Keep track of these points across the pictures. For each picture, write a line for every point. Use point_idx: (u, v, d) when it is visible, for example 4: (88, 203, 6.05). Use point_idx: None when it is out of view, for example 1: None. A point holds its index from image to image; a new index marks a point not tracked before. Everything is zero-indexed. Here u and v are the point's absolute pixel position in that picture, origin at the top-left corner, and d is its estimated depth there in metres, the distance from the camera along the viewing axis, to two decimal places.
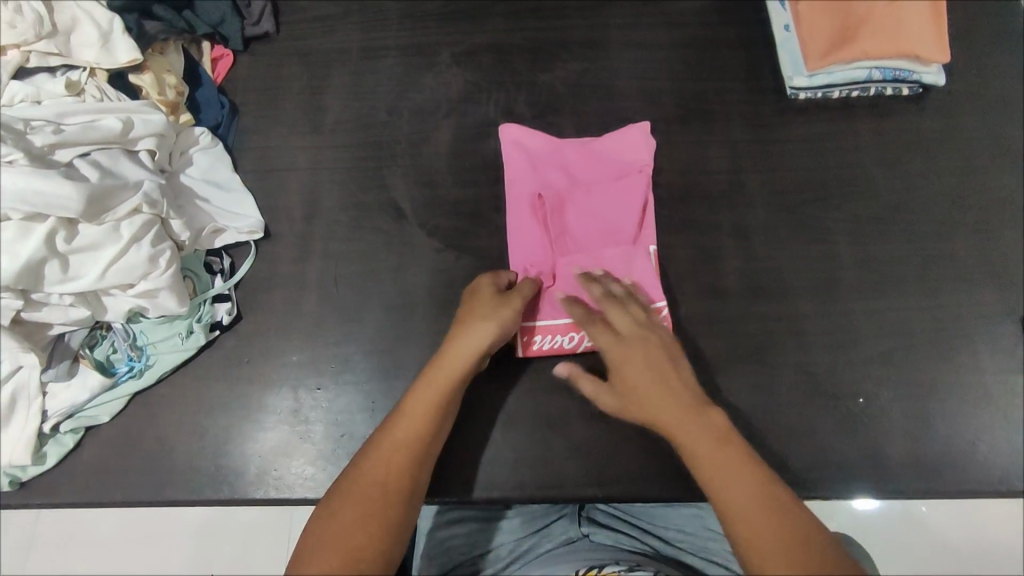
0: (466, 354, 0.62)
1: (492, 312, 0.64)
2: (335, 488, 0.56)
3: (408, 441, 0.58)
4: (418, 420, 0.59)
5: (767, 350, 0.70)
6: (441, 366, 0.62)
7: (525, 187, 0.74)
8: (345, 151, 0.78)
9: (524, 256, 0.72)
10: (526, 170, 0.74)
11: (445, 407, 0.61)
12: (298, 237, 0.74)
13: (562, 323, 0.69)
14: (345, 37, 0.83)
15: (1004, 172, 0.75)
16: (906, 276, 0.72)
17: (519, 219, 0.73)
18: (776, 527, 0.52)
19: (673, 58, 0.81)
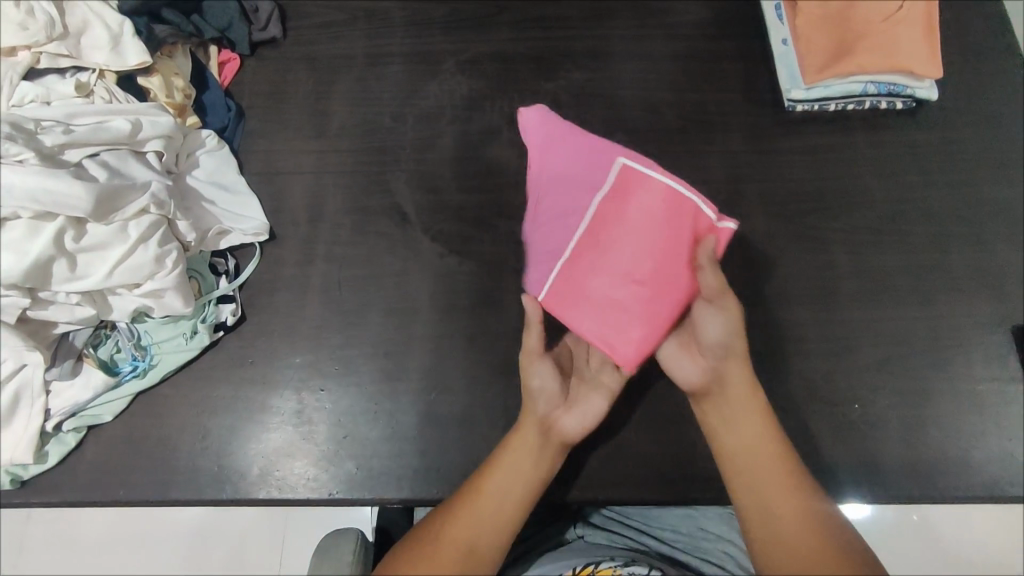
0: (528, 426, 0.62)
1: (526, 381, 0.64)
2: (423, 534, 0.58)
3: (482, 517, 0.58)
4: (498, 490, 0.59)
5: (764, 356, 0.71)
6: (518, 445, 0.61)
7: (578, 156, 0.69)
8: (351, 156, 0.79)
9: (631, 185, 0.62)
10: (559, 150, 0.71)
11: (523, 488, 0.60)
12: (303, 240, 0.75)
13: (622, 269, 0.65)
14: (351, 43, 0.84)
15: (993, 185, 0.77)
16: (900, 285, 0.73)
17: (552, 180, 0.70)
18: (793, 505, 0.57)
19: (673, 70, 0.83)
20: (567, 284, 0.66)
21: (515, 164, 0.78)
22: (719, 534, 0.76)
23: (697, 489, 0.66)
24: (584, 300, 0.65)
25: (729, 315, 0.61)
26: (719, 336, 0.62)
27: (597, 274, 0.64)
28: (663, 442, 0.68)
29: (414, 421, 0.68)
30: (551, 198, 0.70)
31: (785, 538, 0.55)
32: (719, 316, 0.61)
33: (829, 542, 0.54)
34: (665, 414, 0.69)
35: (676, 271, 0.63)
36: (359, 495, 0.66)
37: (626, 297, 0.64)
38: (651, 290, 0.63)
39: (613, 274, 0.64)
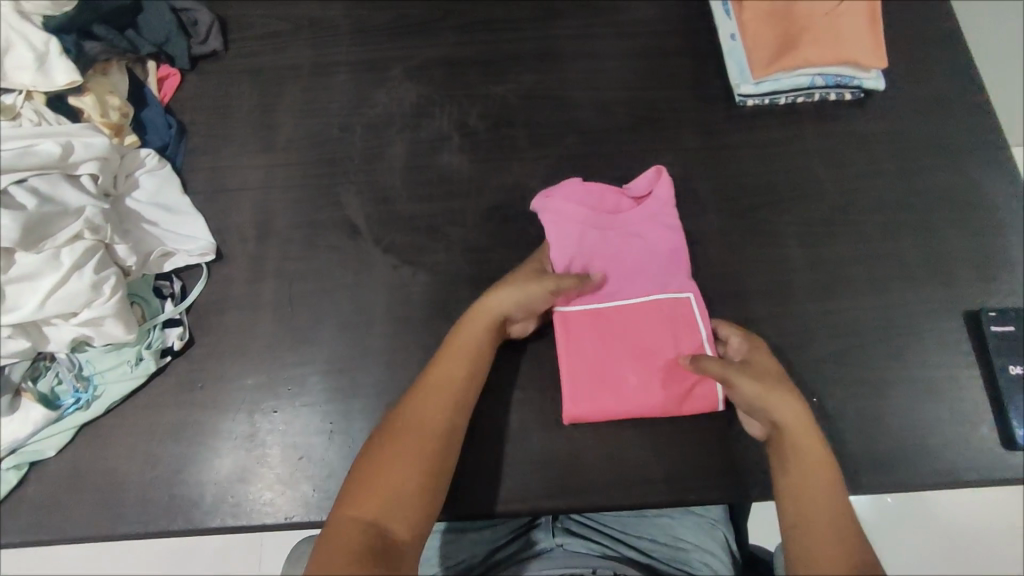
0: (494, 306, 0.64)
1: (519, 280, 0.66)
2: (393, 420, 0.60)
3: (444, 394, 0.61)
4: (459, 367, 0.62)
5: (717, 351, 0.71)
6: (477, 324, 0.64)
7: (665, 243, 0.72)
8: (298, 168, 0.77)
9: (688, 322, 0.69)
10: (653, 215, 0.73)
11: (477, 363, 0.63)
12: (251, 258, 0.73)
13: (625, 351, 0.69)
14: (295, 53, 0.83)
15: (941, 171, 0.78)
16: (853, 275, 0.73)
17: (617, 227, 0.73)
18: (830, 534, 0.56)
19: (624, 68, 0.83)
20: (578, 327, 0.69)
21: (467, 170, 0.77)
22: (699, 543, 0.77)
23: (659, 491, 0.66)
24: (595, 351, 0.69)
25: (748, 387, 0.62)
26: (755, 400, 0.62)
27: (614, 343, 0.69)
28: (623, 446, 0.68)
29: None
30: (615, 242, 0.72)
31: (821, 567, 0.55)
32: (737, 387, 0.62)
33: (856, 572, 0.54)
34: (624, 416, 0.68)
35: (669, 395, 0.67)
36: (317, 518, 0.64)
37: (624, 380, 0.68)
38: (639, 391, 0.67)
39: (624, 356, 0.69)
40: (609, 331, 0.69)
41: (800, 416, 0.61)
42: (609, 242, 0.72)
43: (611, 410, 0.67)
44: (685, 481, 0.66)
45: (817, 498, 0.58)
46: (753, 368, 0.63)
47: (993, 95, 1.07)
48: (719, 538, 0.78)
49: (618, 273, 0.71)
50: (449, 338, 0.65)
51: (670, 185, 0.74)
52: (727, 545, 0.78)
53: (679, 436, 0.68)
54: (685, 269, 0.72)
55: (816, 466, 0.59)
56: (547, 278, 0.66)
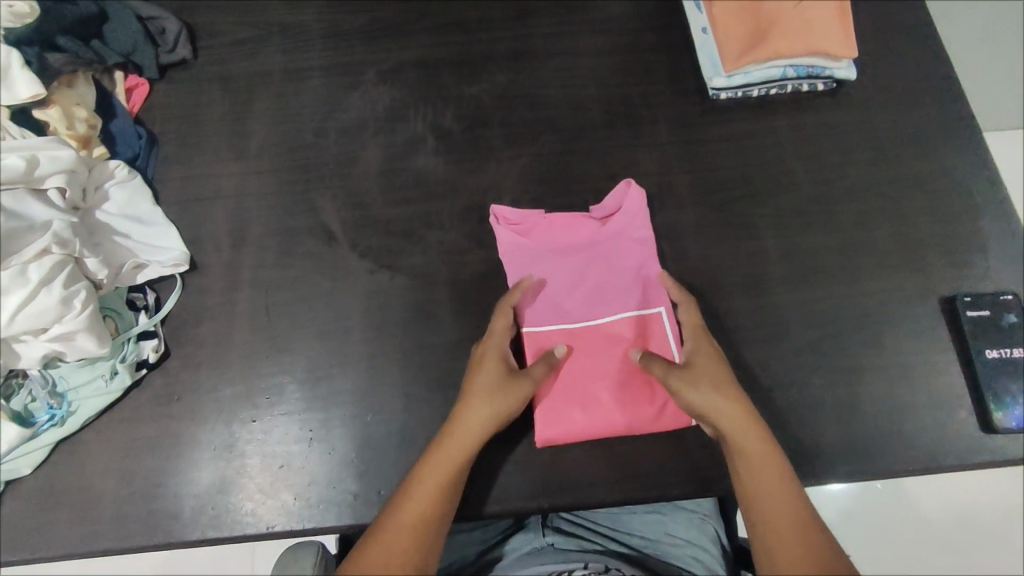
0: (478, 426, 0.62)
1: (499, 387, 0.64)
2: (361, 556, 0.56)
3: (416, 531, 0.57)
4: (436, 496, 0.59)
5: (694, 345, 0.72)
6: (456, 445, 0.61)
7: (634, 259, 0.73)
8: (272, 175, 0.77)
9: (654, 336, 0.71)
10: (623, 232, 0.74)
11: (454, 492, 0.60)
12: (227, 267, 0.73)
13: (592, 371, 0.70)
14: (266, 59, 0.83)
15: (913, 159, 0.78)
16: (829, 265, 0.74)
17: (584, 248, 0.73)
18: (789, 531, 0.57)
19: (597, 65, 0.83)
20: (547, 345, 0.70)
21: (442, 172, 0.77)
22: (690, 539, 0.77)
23: (642, 487, 0.66)
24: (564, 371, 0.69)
25: (691, 392, 0.63)
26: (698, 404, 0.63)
27: (582, 363, 0.70)
28: (605, 443, 0.68)
29: (351, 445, 0.66)
30: (585, 261, 0.73)
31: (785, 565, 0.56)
32: (680, 395, 0.64)
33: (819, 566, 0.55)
34: None
35: (642, 409, 0.67)
36: (299, 526, 0.64)
37: (595, 398, 0.68)
38: (611, 408, 0.68)
39: (593, 374, 0.70)
40: (579, 349, 0.70)
41: (740, 410, 0.62)
42: (575, 265, 0.73)
43: (584, 432, 0.67)
44: (668, 477, 0.67)
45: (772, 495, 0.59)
46: (697, 370, 0.64)
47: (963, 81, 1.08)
48: (710, 533, 0.78)
49: (587, 290, 0.72)
50: (426, 462, 0.61)
51: (640, 203, 0.74)
52: (718, 541, 0.78)
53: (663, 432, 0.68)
54: (651, 285, 0.72)
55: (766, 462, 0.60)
56: (523, 382, 0.65)
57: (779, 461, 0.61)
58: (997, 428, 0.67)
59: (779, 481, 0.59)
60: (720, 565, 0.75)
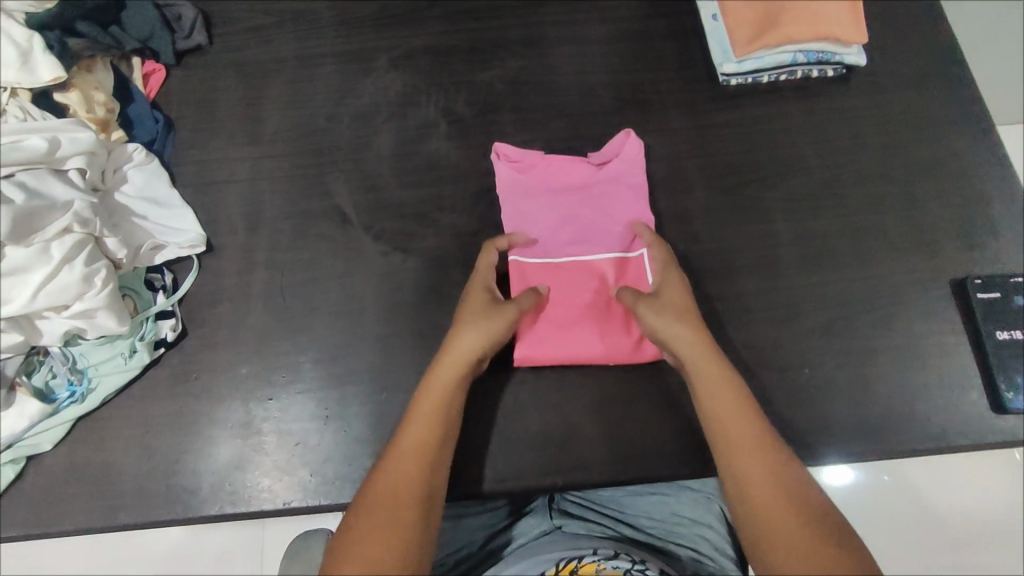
0: (463, 351, 0.64)
1: (483, 313, 0.66)
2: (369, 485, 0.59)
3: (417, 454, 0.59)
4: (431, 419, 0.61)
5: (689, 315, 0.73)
6: (445, 371, 0.63)
7: (625, 201, 0.74)
8: (286, 159, 0.78)
9: (639, 276, 0.72)
10: (616, 175, 0.75)
11: (450, 414, 0.62)
12: (242, 249, 0.73)
13: (575, 302, 0.71)
14: (281, 47, 0.84)
15: (922, 143, 0.79)
16: (839, 248, 0.74)
17: (575, 188, 0.75)
18: (749, 447, 0.59)
19: (607, 52, 0.84)
20: (536, 274, 0.72)
21: (454, 155, 0.78)
22: (696, 519, 0.77)
23: (653, 466, 0.67)
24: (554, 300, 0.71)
25: (659, 317, 0.65)
26: (664, 330, 0.65)
27: (566, 294, 0.71)
28: (617, 422, 0.68)
29: (366, 422, 0.67)
30: (577, 202, 0.74)
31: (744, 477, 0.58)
32: (647, 323, 0.66)
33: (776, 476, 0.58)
34: (617, 391, 0.70)
35: (618, 341, 0.69)
36: (315, 503, 0.64)
37: (576, 328, 0.70)
38: (595, 336, 0.69)
39: (576, 306, 0.71)
40: (567, 281, 0.72)
41: (703, 336, 0.65)
42: (566, 202, 0.74)
43: (561, 356, 0.69)
44: (680, 456, 0.67)
45: (735, 415, 0.61)
46: (664, 298, 0.67)
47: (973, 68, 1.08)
48: (717, 512, 0.78)
49: (579, 231, 0.73)
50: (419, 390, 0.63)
51: (630, 146, 0.75)
52: (725, 518, 0.78)
53: (674, 412, 0.69)
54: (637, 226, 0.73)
55: (728, 384, 0.62)
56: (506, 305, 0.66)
57: (739, 384, 0.63)
58: (1007, 409, 0.67)
59: (744, 414, 0.61)
60: (727, 545, 0.75)
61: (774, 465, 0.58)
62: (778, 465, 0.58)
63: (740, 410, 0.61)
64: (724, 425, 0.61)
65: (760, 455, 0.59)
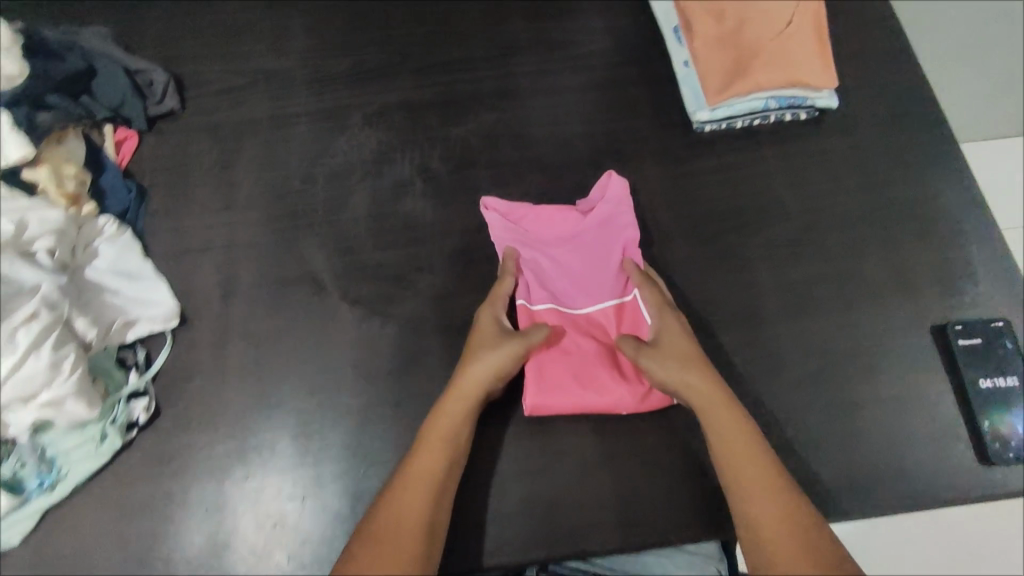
0: (471, 384, 0.64)
1: (490, 346, 0.66)
2: (370, 522, 0.58)
3: (416, 491, 0.60)
4: (436, 454, 0.62)
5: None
6: (451, 405, 0.64)
7: (616, 244, 0.74)
8: (261, 224, 0.77)
9: (638, 321, 0.72)
10: (608, 219, 0.74)
11: (455, 448, 0.63)
12: (217, 320, 0.72)
13: (576, 354, 0.70)
14: (254, 107, 0.84)
15: (898, 185, 0.79)
16: (819, 296, 0.74)
17: (566, 238, 0.74)
18: (767, 499, 0.58)
19: (581, 102, 0.84)
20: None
21: (430, 214, 0.77)
22: None
23: (640, 533, 0.65)
24: (557, 354, 0.70)
25: (663, 368, 0.65)
26: (670, 380, 0.64)
27: (568, 345, 0.70)
28: (602, 488, 0.67)
29: (345, 499, 0.65)
30: (570, 252, 0.73)
31: (764, 531, 0.57)
32: (652, 374, 0.66)
33: (797, 528, 0.57)
34: (601, 456, 0.68)
35: (627, 391, 0.68)
36: None
37: (583, 380, 0.69)
38: (604, 387, 0.68)
39: (580, 356, 0.70)
40: (567, 334, 0.71)
41: (711, 384, 0.64)
42: (560, 255, 0.73)
43: (569, 410, 0.68)
44: (668, 522, 0.66)
45: (750, 466, 0.60)
46: (667, 346, 0.66)
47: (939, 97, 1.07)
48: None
49: (573, 281, 0.73)
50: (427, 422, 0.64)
51: (620, 186, 0.74)
52: None
53: (659, 475, 0.68)
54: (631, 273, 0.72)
55: (740, 433, 0.62)
56: (513, 335, 0.67)
57: (752, 431, 0.62)
58: (994, 460, 0.66)
59: (759, 464, 0.60)
60: None
61: (792, 517, 0.57)
62: (797, 516, 0.57)
63: (755, 460, 0.60)
64: (739, 476, 0.60)
65: (778, 507, 0.58)
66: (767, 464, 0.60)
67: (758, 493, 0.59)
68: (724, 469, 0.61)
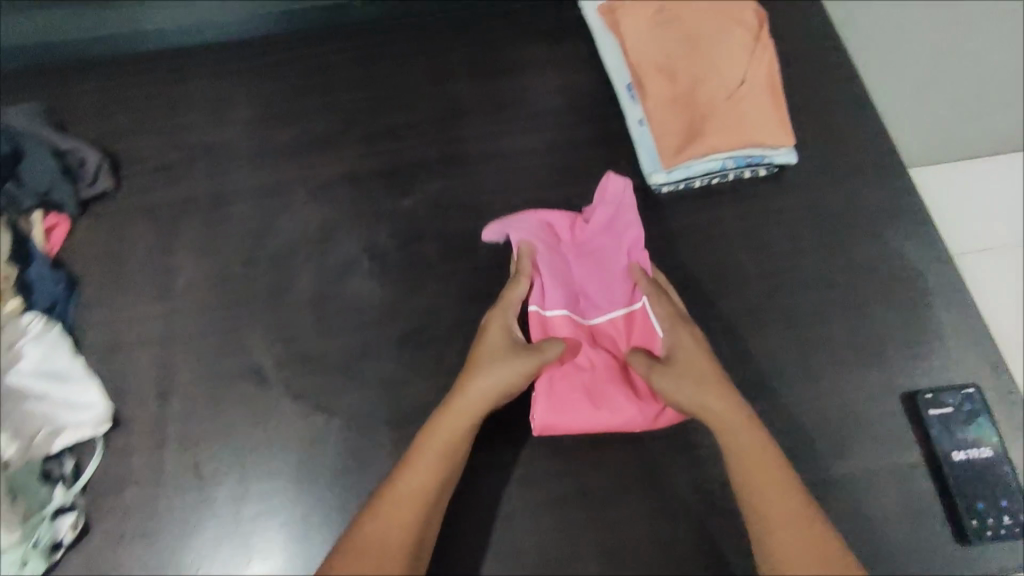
0: (478, 398, 0.63)
1: (501, 359, 0.65)
2: (357, 534, 0.58)
3: (406, 504, 0.59)
4: (436, 468, 0.61)
5: (639, 448, 0.69)
6: (454, 416, 0.63)
7: (624, 253, 0.73)
8: (200, 313, 0.73)
9: (648, 332, 0.71)
10: (612, 226, 0.74)
11: (454, 463, 0.62)
12: (153, 421, 0.68)
13: (587, 366, 0.69)
14: (192, 185, 0.80)
15: (859, 244, 0.77)
16: (783, 366, 0.71)
17: (572, 249, 0.75)
18: (790, 524, 0.59)
19: (533, 167, 0.81)
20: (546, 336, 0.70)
21: (378, 295, 0.74)
22: None
23: None
24: (567, 368, 0.68)
25: (677, 388, 0.64)
26: (687, 401, 0.63)
27: (579, 359, 0.69)
28: None
29: None
30: (577, 263, 0.74)
31: (790, 556, 0.58)
32: (663, 394, 0.64)
33: (821, 552, 0.57)
34: (560, 552, 0.65)
35: (638, 409, 0.66)
36: None
37: (594, 394, 0.67)
38: (616, 405, 0.66)
39: (591, 370, 0.69)
40: (579, 345, 0.70)
41: (731, 403, 0.63)
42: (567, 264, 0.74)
43: (580, 426, 0.66)
44: None
45: (773, 490, 0.60)
46: (682, 364, 0.65)
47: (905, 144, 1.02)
48: None
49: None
50: (428, 428, 0.63)
51: (627, 192, 0.75)
52: None
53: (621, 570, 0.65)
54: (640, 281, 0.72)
55: (762, 455, 0.61)
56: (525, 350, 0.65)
57: (774, 450, 0.62)
58: (971, 540, 0.64)
59: (783, 487, 0.60)
60: None
61: (816, 539, 0.58)
62: (820, 539, 0.58)
63: (778, 482, 0.60)
64: (764, 501, 0.60)
65: (802, 530, 0.58)
66: (791, 486, 0.60)
67: (784, 518, 0.59)
68: (746, 493, 0.61)
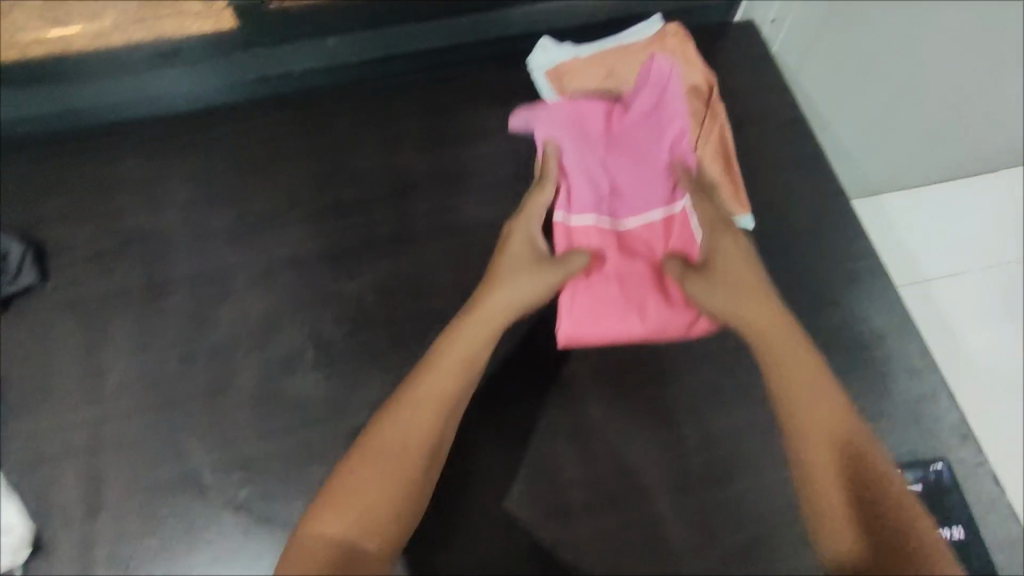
0: (497, 307, 0.64)
1: (522, 268, 0.66)
2: (378, 429, 0.58)
3: (425, 408, 0.59)
4: (457, 370, 0.61)
5: (606, 548, 0.65)
6: (475, 325, 0.63)
7: (665, 148, 0.74)
8: (132, 417, 0.69)
9: (685, 234, 0.71)
10: (654, 115, 0.74)
11: (474, 371, 0.62)
12: (80, 544, 0.64)
13: (620, 262, 0.71)
14: (125, 275, 0.76)
15: (822, 313, 0.75)
16: (747, 450, 0.69)
17: (608, 141, 0.75)
18: (831, 434, 0.57)
19: (486, 242, 0.78)
20: (583, 241, 0.71)
21: (324, 390, 0.70)
22: None
23: None
24: (599, 274, 0.70)
25: (711, 293, 0.64)
26: (723, 306, 0.64)
27: (610, 262, 0.71)
28: None
29: None
30: (613, 153, 0.75)
31: (822, 462, 0.55)
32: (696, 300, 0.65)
33: (861, 467, 0.55)
34: None
35: (667, 316, 0.69)
36: None
37: (622, 300, 0.69)
38: (645, 306, 0.69)
39: (620, 275, 0.70)
40: (612, 247, 0.71)
41: (774, 314, 0.63)
42: (603, 154, 0.74)
43: (609, 335, 0.69)
44: None
45: (817, 399, 0.58)
46: (721, 270, 0.65)
47: (851, 180, 1.00)
48: None
49: (488, 458, 0.67)
50: (451, 334, 0.63)
51: (674, 79, 0.74)
52: None
53: None
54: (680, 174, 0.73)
55: (807, 366, 0.60)
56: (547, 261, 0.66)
57: (823, 368, 0.61)
58: None
59: (827, 400, 0.58)
60: None
61: (853, 453, 0.56)
62: (859, 455, 0.55)
63: (824, 395, 0.59)
64: (801, 406, 0.58)
65: (841, 442, 0.56)
66: (840, 403, 0.58)
67: (823, 429, 0.57)
68: (782, 397, 0.60)
